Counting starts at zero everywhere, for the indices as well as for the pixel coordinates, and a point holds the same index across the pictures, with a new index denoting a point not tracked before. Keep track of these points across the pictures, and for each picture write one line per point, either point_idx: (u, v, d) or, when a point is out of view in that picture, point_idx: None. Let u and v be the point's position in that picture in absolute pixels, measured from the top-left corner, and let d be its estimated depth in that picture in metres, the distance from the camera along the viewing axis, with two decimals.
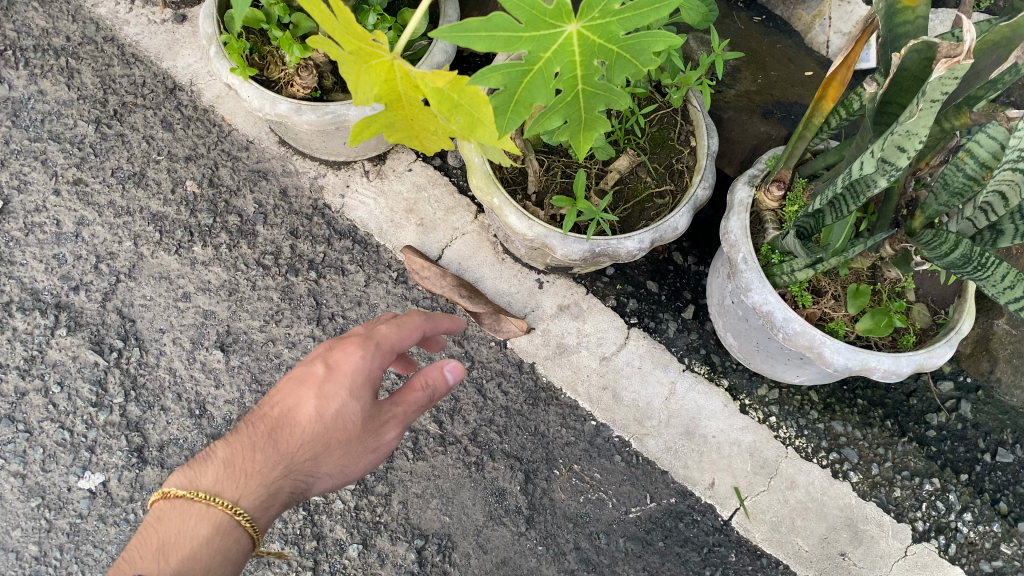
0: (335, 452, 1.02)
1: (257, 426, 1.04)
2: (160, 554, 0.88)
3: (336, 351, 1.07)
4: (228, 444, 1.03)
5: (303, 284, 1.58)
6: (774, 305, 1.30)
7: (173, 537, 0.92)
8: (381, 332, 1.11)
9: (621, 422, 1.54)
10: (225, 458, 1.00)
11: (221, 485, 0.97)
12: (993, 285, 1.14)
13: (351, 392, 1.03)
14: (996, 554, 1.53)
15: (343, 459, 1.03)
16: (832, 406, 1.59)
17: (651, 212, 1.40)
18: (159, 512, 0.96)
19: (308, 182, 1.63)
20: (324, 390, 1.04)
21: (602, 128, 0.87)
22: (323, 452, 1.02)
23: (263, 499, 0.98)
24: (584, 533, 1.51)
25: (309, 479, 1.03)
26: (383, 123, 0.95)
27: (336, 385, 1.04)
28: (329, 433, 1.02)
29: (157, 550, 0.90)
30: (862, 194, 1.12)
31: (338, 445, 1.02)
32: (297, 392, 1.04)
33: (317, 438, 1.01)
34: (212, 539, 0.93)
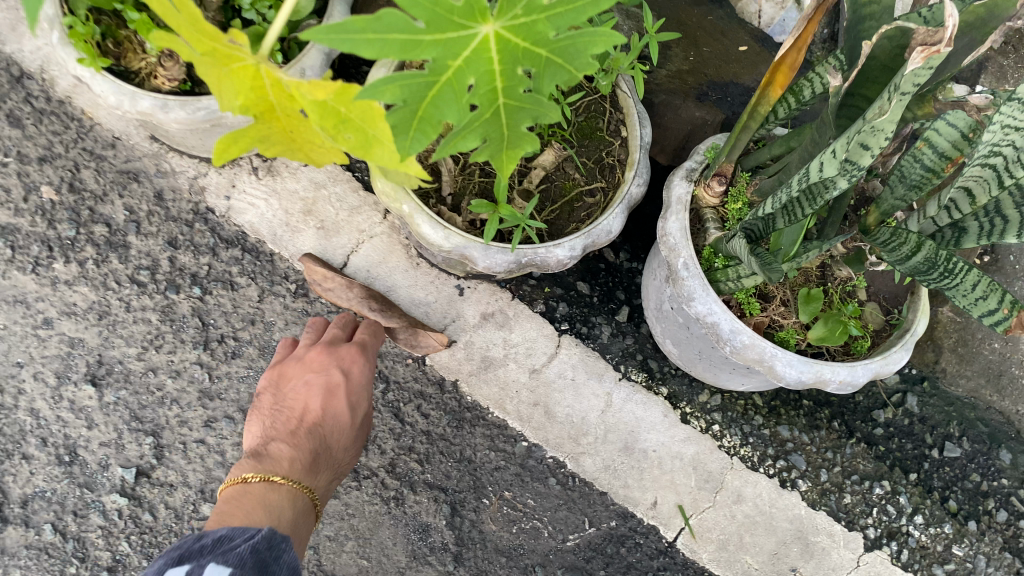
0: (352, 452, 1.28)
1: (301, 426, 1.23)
2: (269, 513, 1.05)
3: (344, 360, 1.28)
4: (283, 442, 1.20)
5: (186, 303, 1.38)
6: (720, 316, 1.16)
7: (274, 502, 1.08)
8: (362, 351, 1.30)
9: (555, 442, 1.40)
10: (290, 455, 1.17)
11: (297, 470, 1.16)
12: (964, 296, 1.01)
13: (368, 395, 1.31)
14: (949, 556, 1.47)
15: (355, 451, 1.28)
16: (776, 409, 1.48)
17: (581, 212, 1.25)
18: (238, 493, 1.09)
19: (187, 183, 1.40)
20: (352, 398, 1.28)
21: (533, 148, 0.69)
22: (355, 453, 1.28)
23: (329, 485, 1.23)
24: (518, 567, 1.39)
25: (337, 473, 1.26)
26: (255, 137, 0.76)
27: (356, 394, 1.29)
28: (358, 431, 1.28)
29: (268, 513, 1.05)
30: (818, 197, 0.99)
31: (355, 447, 1.28)
32: (328, 399, 1.26)
33: (352, 435, 1.27)
34: (301, 511, 1.11)
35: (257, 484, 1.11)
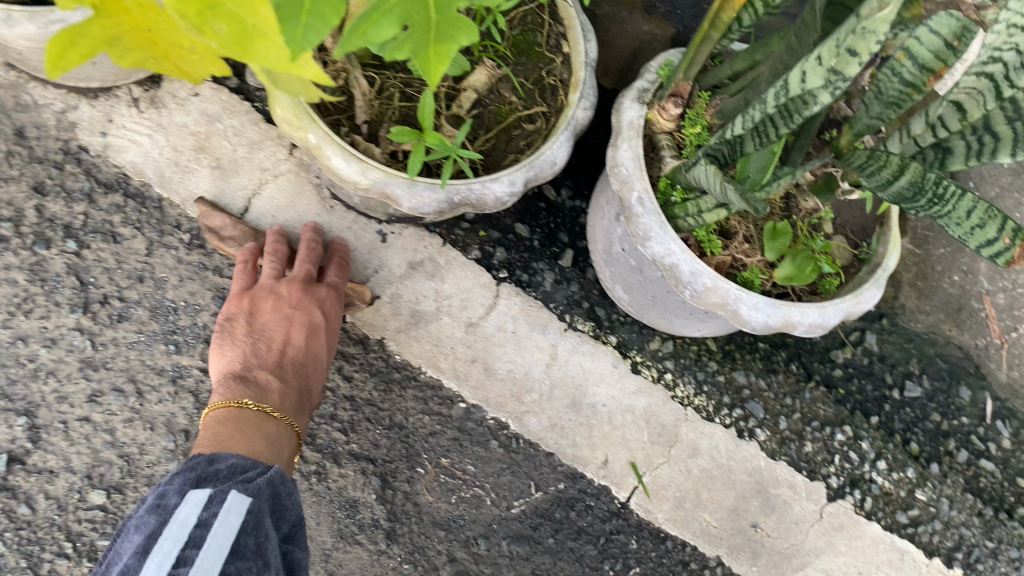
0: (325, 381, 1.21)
1: (283, 363, 1.13)
2: (269, 447, 1.04)
3: (326, 299, 1.16)
4: (266, 378, 1.12)
5: (59, 259, 1.18)
6: (679, 257, 1.02)
7: (271, 435, 1.06)
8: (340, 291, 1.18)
9: (496, 402, 1.26)
10: (277, 398, 1.10)
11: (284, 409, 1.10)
12: (958, 225, 0.89)
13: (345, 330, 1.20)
14: (912, 502, 1.38)
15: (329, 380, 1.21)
16: (731, 354, 1.37)
17: (520, 141, 1.08)
18: (231, 417, 1.05)
19: (53, 118, 1.18)
20: (332, 338, 1.17)
21: (468, 35, 0.52)
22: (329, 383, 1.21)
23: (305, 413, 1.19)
24: (458, 540, 1.24)
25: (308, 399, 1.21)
26: (103, 38, 0.57)
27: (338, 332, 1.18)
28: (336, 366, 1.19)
29: (267, 450, 1.04)
30: (797, 112, 0.85)
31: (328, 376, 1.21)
32: (311, 337, 1.15)
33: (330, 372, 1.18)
34: (290, 448, 1.09)
35: (251, 413, 1.06)
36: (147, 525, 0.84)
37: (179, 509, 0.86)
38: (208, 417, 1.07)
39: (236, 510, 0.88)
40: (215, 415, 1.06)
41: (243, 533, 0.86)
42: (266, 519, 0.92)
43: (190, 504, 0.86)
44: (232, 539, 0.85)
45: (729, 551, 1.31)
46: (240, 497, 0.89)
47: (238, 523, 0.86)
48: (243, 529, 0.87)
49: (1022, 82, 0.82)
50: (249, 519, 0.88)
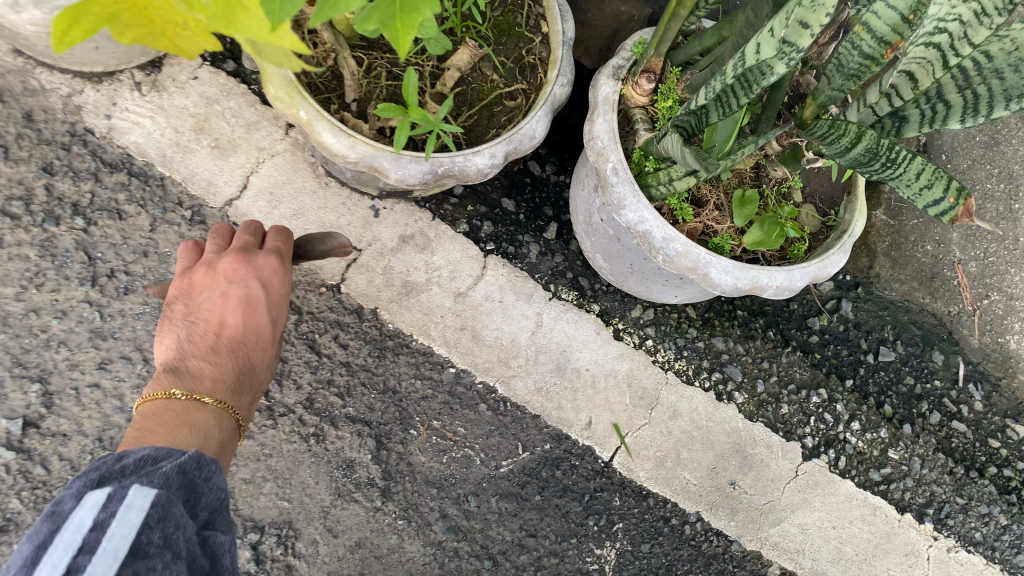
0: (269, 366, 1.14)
1: (218, 344, 1.06)
2: (196, 433, 0.95)
3: (265, 271, 1.10)
4: (200, 362, 1.04)
5: (68, 236, 1.24)
6: (652, 224, 1.08)
7: (201, 421, 0.97)
8: (281, 261, 1.12)
9: (484, 366, 1.33)
10: (210, 381, 1.02)
11: (220, 395, 1.02)
12: (908, 186, 0.95)
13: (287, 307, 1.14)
14: (885, 460, 1.45)
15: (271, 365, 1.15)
16: (711, 321, 1.43)
17: (502, 117, 1.14)
18: (159, 410, 0.96)
19: (59, 101, 1.25)
20: (273, 312, 1.11)
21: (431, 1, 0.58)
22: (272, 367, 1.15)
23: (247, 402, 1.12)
24: (450, 497, 1.31)
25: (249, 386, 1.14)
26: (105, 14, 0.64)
27: (280, 307, 1.11)
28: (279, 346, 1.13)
29: (198, 435, 0.94)
30: (755, 84, 0.92)
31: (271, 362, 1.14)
32: (248, 313, 1.08)
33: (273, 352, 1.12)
34: (226, 435, 1.01)
35: (180, 403, 0.97)
36: (37, 536, 0.69)
37: (73, 513, 0.70)
38: (137, 411, 0.98)
39: (138, 505, 0.73)
40: (143, 409, 0.97)
41: (147, 529, 0.71)
42: (176, 510, 0.77)
43: (86, 508, 0.71)
44: (141, 540, 0.70)
45: (709, 507, 1.38)
46: (141, 491, 0.74)
47: (141, 520, 0.71)
48: (148, 524, 0.72)
49: (965, 51, 0.88)
50: (153, 512, 0.73)
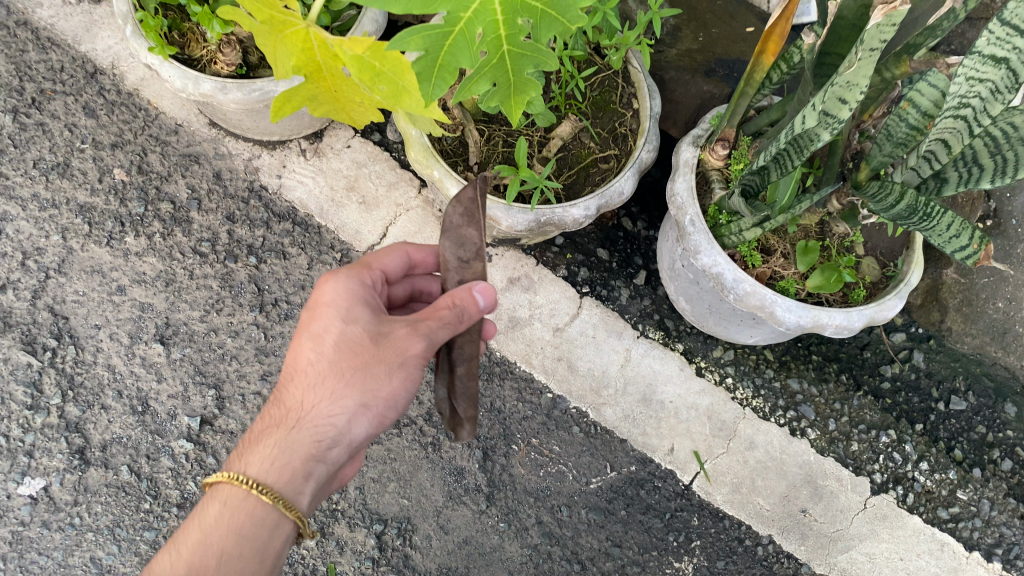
0: (323, 389, 1.00)
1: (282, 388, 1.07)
2: (175, 554, 0.96)
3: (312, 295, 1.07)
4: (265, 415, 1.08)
5: (243, 271, 1.53)
6: (724, 267, 1.28)
7: (194, 524, 0.99)
8: (331, 279, 1.06)
9: (578, 393, 1.52)
10: (258, 427, 1.06)
11: (245, 457, 1.02)
12: (939, 236, 1.11)
13: (347, 318, 1.02)
14: (953, 500, 1.54)
15: (367, 384, 0.99)
16: (787, 363, 1.58)
17: (597, 177, 1.36)
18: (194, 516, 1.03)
19: (242, 164, 1.56)
20: (315, 329, 1.02)
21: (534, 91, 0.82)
22: (348, 388, 0.99)
23: (298, 443, 1.00)
24: (545, 507, 1.50)
25: (315, 418, 1.00)
26: (306, 96, 0.92)
27: (320, 315, 1.03)
28: (337, 361, 1.00)
29: (183, 540, 0.98)
30: (806, 148, 1.09)
31: (324, 384, 1.00)
32: (297, 344, 1.05)
33: (325, 375, 1.00)
34: (222, 517, 0.98)
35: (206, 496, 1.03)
36: None
37: None
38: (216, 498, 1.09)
39: None
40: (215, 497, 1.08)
41: None
42: None
43: None
44: None
45: (780, 531, 1.51)
46: None
47: None
48: None
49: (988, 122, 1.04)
50: None
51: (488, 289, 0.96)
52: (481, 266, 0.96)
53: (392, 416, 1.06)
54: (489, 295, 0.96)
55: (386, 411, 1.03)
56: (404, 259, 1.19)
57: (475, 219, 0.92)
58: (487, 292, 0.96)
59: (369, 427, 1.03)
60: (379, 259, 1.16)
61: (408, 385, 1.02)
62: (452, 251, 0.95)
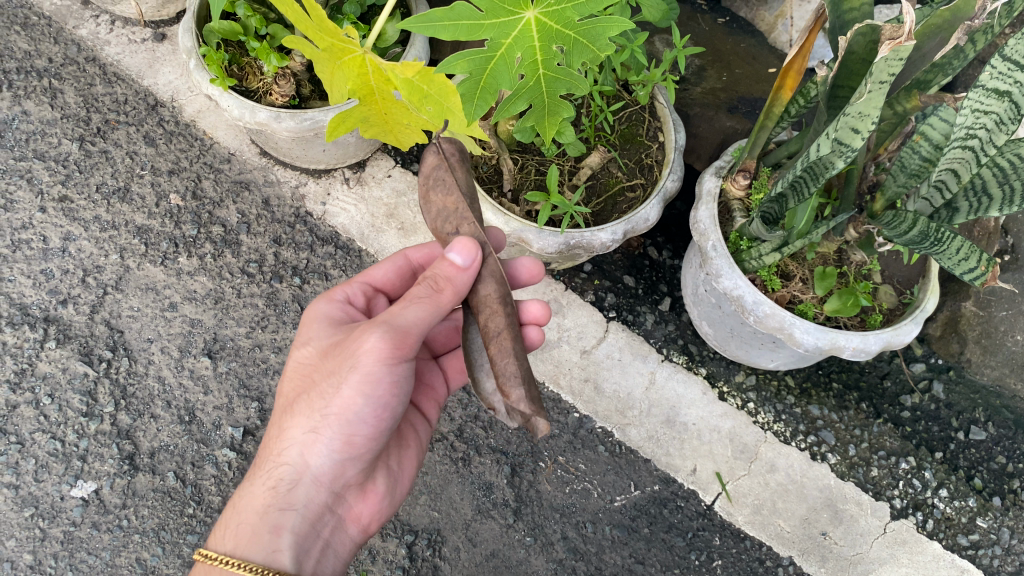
0: (281, 425, 1.06)
1: None
2: None
3: None
4: None
5: (287, 290, 1.61)
6: (744, 289, 1.33)
7: None
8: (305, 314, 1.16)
9: (604, 413, 1.59)
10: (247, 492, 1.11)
11: (226, 517, 1.08)
12: (949, 259, 1.16)
13: (306, 349, 1.09)
14: (973, 528, 1.55)
15: (319, 402, 1.02)
16: (808, 390, 1.63)
17: (624, 205, 1.44)
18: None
19: (290, 191, 1.67)
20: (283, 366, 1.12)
21: (564, 110, 0.96)
22: (302, 416, 1.04)
23: (259, 493, 1.05)
24: (571, 523, 1.54)
25: (275, 457, 1.05)
26: (359, 118, 1.02)
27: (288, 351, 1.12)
28: (295, 388, 1.07)
29: None
30: (821, 176, 1.14)
31: (280, 422, 1.07)
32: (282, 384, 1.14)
33: (286, 407, 1.07)
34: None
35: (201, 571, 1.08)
36: None
37: None
38: None
39: None
40: None
41: None
42: None
43: None
44: None
45: (801, 554, 1.53)
46: None
47: None
48: None
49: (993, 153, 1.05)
50: None
51: (457, 242, 0.89)
52: (467, 217, 0.90)
53: (364, 435, 1.05)
54: (466, 249, 0.89)
55: (346, 431, 1.03)
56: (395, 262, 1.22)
57: (448, 178, 0.90)
58: (458, 246, 0.88)
59: (333, 453, 1.05)
60: (363, 274, 1.22)
61: (361, 398, 1.01)
62: (442, 223, 0.92)
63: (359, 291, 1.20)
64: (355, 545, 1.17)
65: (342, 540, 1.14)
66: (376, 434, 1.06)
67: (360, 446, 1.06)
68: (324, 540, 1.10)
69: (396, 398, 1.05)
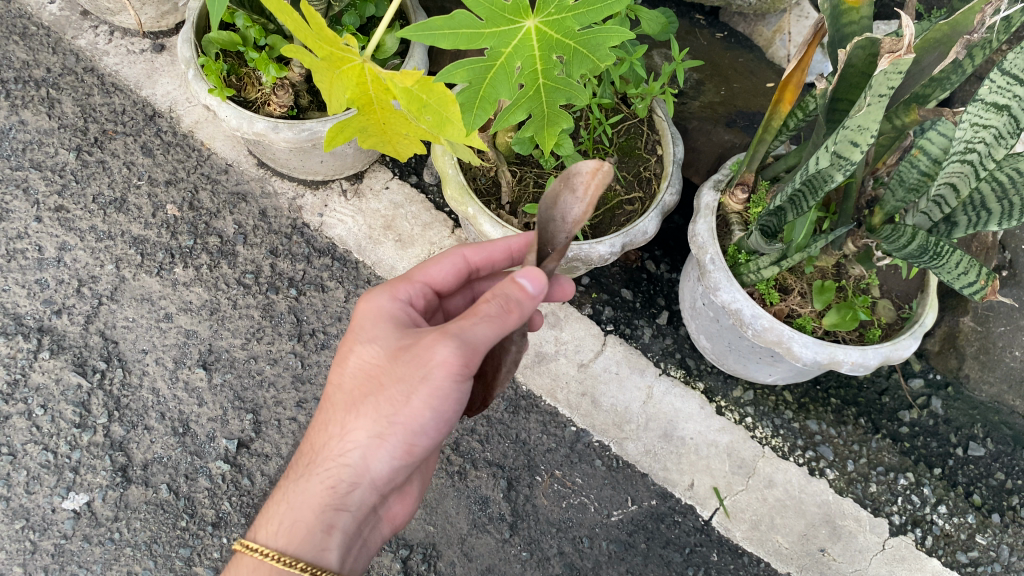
0: (343, 424, 1.01)
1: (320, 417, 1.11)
2: None
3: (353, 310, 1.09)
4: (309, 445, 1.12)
5: (283, 302, 1.61)
6: (742, 303, 1.32)
7: None
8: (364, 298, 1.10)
9: (601, 427, 1.58)
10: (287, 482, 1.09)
11: (271, 509, 1.06)
12: (949, 273, 1.15)
13: (369, 342, 1.03)
14: (972, 544, 1.54)
15: (387, 406, 0.97)
16: (806, 405, 1.62)
17: (622, 218, 1.43)
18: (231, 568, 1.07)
19: (287, 203, 1.67)
20: (341, 351, 1.06)
21: (564, 120, 0.96)
22: (363, 416, 0.99)
23: (315, 491, 1.01)
24: (567, 537, 1.53)
25: (333, 455, 1.01)
26: (357, 127, 1.02)
27: (348, 337, 1.06)
28: (356, 385, 1.01)
29: None
30: (820, 188, 1.12)
31: (341, 417, 1.02)
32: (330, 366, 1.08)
33: (344, 402, 1.02)
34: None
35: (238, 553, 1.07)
36: None
37: None
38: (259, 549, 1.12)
39: None
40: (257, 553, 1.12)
41: None
42: None
43: None
44: None
45: (800, 570, 1.52)
46: None
47: None
48: None
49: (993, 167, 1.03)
50: None
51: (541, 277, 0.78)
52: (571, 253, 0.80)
53: (424, 445, 1.02)
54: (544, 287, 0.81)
55: (408, 441, 1.00)
56: (455, 263, 1.16)
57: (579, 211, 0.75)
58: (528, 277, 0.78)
59: (393, 459, 1.01)
60: (427, 274, 1.15)
61: (428, 411, 0.97)
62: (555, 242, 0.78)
63: (420, 292, 1.14)
64: (384, 540, 1.18)
65: (374, 537, 1.15)
66: (432, 443, 1.04)
67: (417, 455, 1.03)
68: (363, 538, 1.10)
69: (457, 412, 1.02)
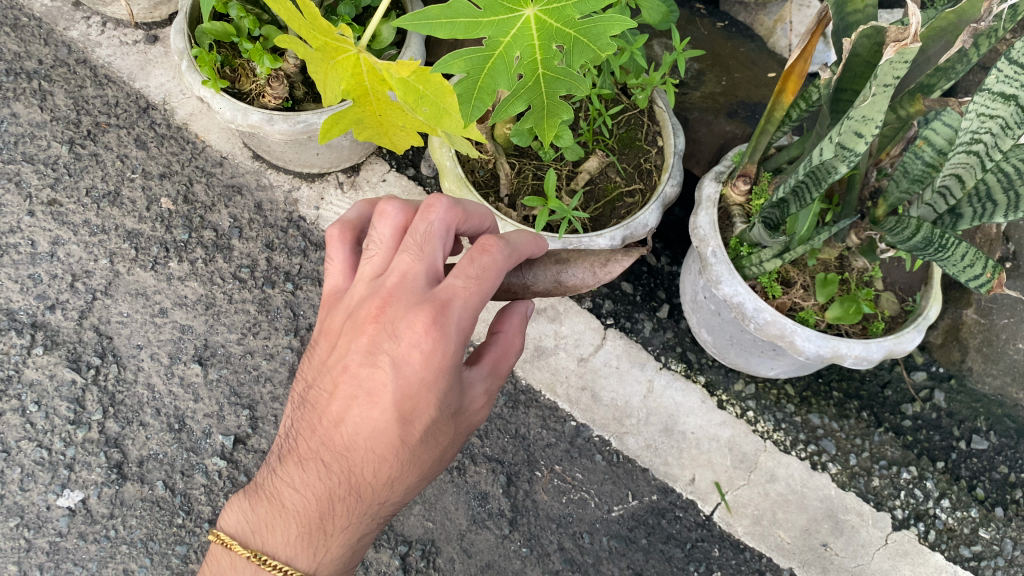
0: (410, 477, 0.89)
1: (322, 446, 0.90)
2: None
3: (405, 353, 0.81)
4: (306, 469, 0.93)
5: (280, 296, 1.59)
6: (744, 296, 1.30)
7: None
8: (428, 346, 0.80)
9: (601, 422, 1.57)
10: (296, 509, 0.95)
11: (295, 545, 0.95)
12: (954, 265, 1.12)
13: (446, 403, 0.84)
14: (976, 538, 1.52)
15: (450, 457, 0.93)
16: (808, 399, 1.61)
17: (622, 211, 1.42)
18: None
19: (282, 196, 1.65)
20: (405, 407, 0.83)
21: (564, 111, 0.95)
22: (428, 472, 0.91)
23: (367, 528, 0.96)
24: (567, 533, 1.52)
25: (388, 503, 0.93)
26: (352, 119, 1.01)
27: (415, 392, 0.82)
28: (430, 452, 0.87)
29: None
30: (824, 180, 1.09)
31: (407, 479, 0.89)
32: (371, 415, 0.84)
33: (412, 467, 0.88)
34: None
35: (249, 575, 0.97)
36: None
37: None
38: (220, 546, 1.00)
39: None
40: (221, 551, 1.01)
41: None
42: None
43: None
44: None
45: (802, 565, 1.50)
46: None
47: None
48: None
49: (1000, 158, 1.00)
50: None
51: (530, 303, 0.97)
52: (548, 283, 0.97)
53: None
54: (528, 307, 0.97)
55: None
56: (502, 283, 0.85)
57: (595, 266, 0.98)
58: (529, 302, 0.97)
59: None
60: (477, 300, 0.82)
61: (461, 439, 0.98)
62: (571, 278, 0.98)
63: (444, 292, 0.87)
64: None
65: None
66: None
67: None
68: None
69: None
